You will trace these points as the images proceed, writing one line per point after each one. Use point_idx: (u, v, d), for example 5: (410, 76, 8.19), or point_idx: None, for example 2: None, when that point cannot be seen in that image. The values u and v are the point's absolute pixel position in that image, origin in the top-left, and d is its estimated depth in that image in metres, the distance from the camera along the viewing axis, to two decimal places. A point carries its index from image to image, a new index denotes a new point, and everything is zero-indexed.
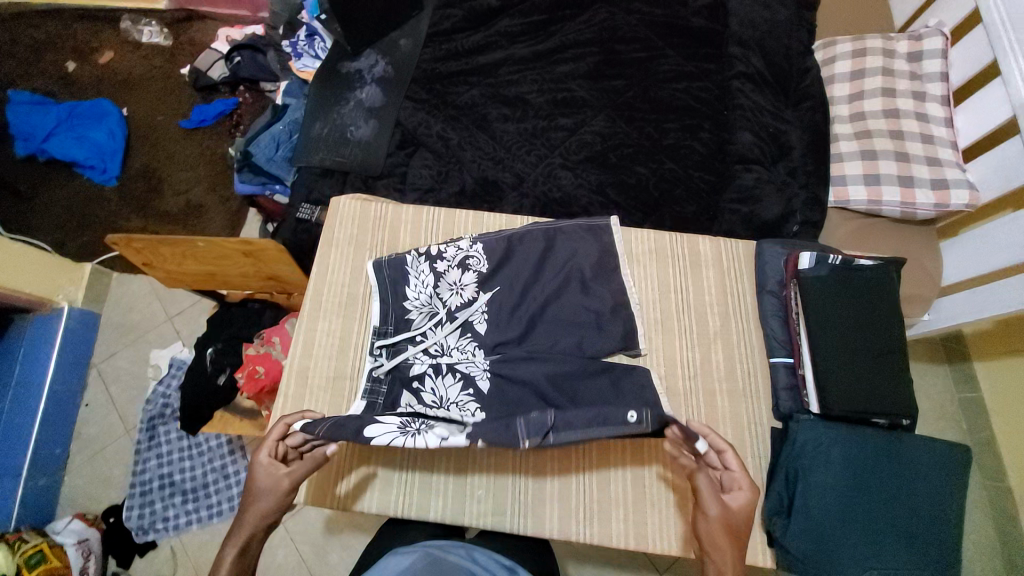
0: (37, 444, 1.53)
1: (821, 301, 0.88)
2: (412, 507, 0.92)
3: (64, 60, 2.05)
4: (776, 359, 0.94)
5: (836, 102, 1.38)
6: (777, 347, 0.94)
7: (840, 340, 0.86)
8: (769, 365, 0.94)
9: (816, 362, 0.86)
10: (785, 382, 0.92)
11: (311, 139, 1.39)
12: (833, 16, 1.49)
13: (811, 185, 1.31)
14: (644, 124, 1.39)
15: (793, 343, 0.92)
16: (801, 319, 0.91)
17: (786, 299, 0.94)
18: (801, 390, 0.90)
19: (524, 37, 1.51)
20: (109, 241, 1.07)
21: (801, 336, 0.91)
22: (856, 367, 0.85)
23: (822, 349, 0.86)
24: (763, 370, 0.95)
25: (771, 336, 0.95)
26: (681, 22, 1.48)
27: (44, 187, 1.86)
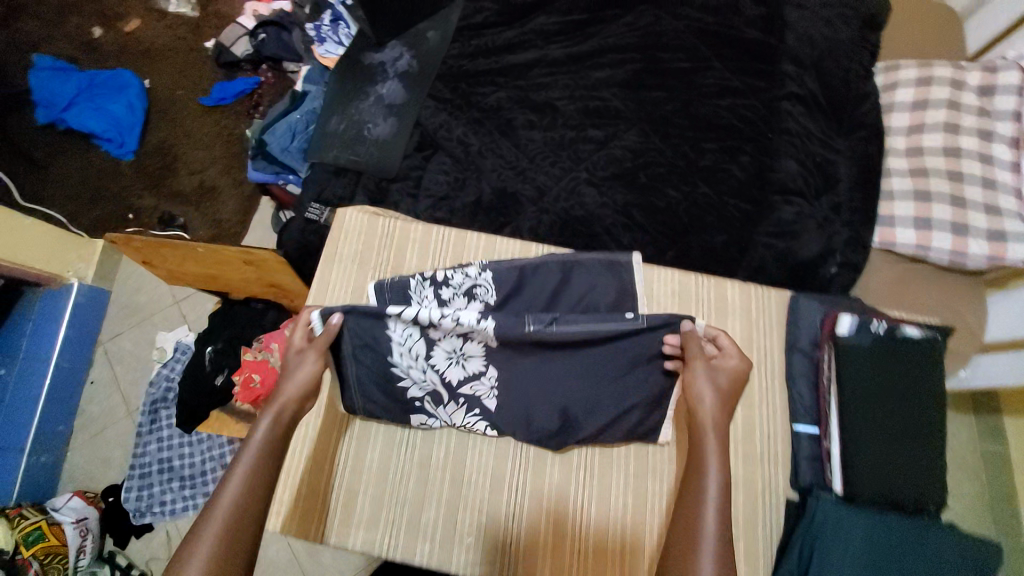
0: (41, 418, 1.54)
1: (858, 367, 0.83)
2: (396, 549, 0.88)
3: (89, 25, 1.98)
4: (800, 427, 0.87)
5: (892, 133, 1.26)
6: (803, 414, 0.87)
7: (870, 419, 0.80)
8: (793, 433, 0.87)
9: (844, 439, 0.81)
10: (809, 453, 0.85)
11: (327, 134, 1.33)
12: (901, 35, 1.36)
13: (855, 224, 1.21)
14: (680, 142, 1.29)
15: (821, 411, 0.86)
16: (832, 385, 0.86)
17: (818, 362, 0.89)
18: (826, 464, 0.84)
19: (560, 37, 1.41)
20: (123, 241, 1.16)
21: (830, 404, 0.86)
22: (885, 452, 0.79)
23: (854, 428, 0.81)
24: (784, 436, 0.88)
25: (797, 399, 0.89)
26: (732, 32, 1.37)
27: (61, 157, 1.84)
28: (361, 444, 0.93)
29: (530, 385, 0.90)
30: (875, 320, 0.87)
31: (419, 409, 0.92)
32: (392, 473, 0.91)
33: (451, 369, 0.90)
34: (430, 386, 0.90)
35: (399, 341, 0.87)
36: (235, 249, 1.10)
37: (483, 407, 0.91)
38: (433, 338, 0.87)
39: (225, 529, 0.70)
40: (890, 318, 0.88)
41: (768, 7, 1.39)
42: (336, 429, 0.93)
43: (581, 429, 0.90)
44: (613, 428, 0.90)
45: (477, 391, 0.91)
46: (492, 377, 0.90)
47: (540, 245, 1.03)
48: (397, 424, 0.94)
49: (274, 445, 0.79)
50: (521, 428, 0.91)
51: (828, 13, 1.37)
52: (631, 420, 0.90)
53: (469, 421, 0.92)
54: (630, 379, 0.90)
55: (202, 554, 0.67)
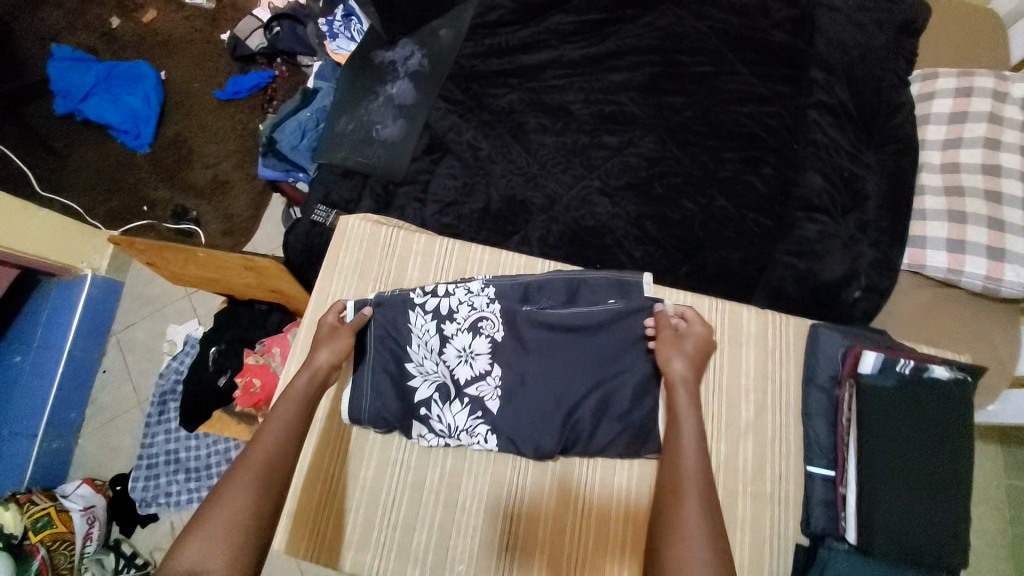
0: (54, 406, 1.56)
1: (879, 412, 0.77)
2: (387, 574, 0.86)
3: (108, 16, 1.98)
4: (815, 469, 0.84)
5: (927, 147, 1.19)
6: (819, 455, 0.84)
7: (894, 471, 0.75)
8: (807, 473, 0.85)
9: (864, 489, 0.76)
10: (823, 496, 0.83)
11: (336, 134, 1.31)
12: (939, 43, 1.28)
13: (882, 245, 1.15)
14: (698, 151, 1.23)
15: (838, 455, 0.83)
16: (852, 426, 0.82)
17: (838, 401, 0.85)
18: (840, 512, 0.80)
19: (576, 37, 1.36)
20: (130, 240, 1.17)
21: (849, 448, 0.81)
22: (909, 507, 0.74)
23: (874, 478, 0.75)
24: (798, 476, 0.86)
25: (813, 438, 0.86)
26: (759, 35, 1.30)
27: (79, 148, 1.85)
28: (355, 465, 0.90)
29: (534, 385, 0.91)
30: (898, 358, 0.81)
31: (424, 410, 0.91)
32: (384, 498, 0.89)
33: (460, 367, 0.93)
34: (439, 380, 0.93)
35: (416, 335, 0.94)
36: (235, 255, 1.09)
37: (485, 410, 0.91)
38: (447, 333, 0.94)
39: (261, 469, 0.73)
40: (915, 357, 0.82)
41: (798, 8, 1.31)
42: (335, 455, 0.91)
43: (582, 416, 0.89)
44: (609, 415, 0.90)
45: (483, 392, 0.92)
46: (497, 377, 0.93)
47: (546, 260, 1.04)
48: (392, 435, 0.92)
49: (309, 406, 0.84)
50: (524, 433, 0.89)
51: (864, 15, 1.29)
52: (626, 395, 0.90)
53: (471, 424, 0.91)
54: (625, 357, 0.92)
55: (239, 489, 0.70)
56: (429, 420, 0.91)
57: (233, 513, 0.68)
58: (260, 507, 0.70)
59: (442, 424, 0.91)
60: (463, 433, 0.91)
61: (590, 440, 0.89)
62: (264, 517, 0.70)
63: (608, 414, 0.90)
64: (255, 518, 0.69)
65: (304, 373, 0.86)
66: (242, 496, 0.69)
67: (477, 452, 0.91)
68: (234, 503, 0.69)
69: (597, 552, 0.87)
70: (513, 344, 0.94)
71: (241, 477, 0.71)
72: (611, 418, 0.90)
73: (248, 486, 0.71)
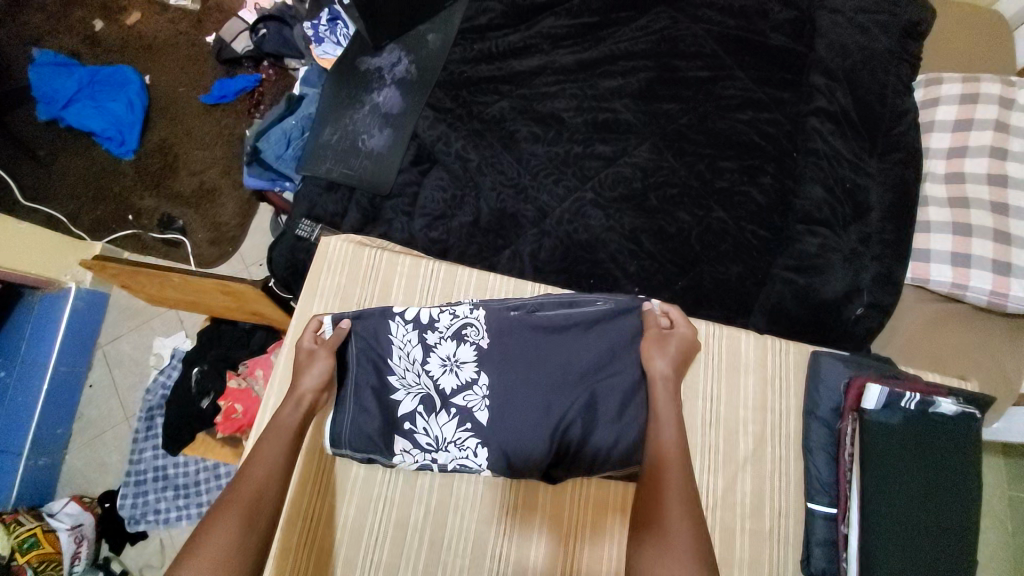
0: (40, 421, 1.47)
1: (884, 449, 0.77)
2: None
3: (91, 18, 1.86)
4: (816, 506, 0.83)
5: (930, 155, 1.15)
6: (821, 492, 0.83)
7: (892, 506, 0.76)
8: (808, 509, 0.84)
9: (864, 526, 0.76)
10: (822, 536, 0.82)
11: (320, 146, 1.27)
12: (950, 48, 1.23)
13: (886, 259, 1.11)
14: (695, 160, 1.19)
15: (840, 493, 0.81)
16: (854, 462, 0.80)
17: (839, 432, 0.84)
18: (840, 550, 0.79)
19: (568, 41, 1.31)
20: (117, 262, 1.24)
21: (852, 487, 0.80)
22: (908, 542, 0.75)
23: (873, 515, 0.76)
24: (798, 512, 0.85)
25: (815, 474, 0.85)
26: (757, 37, 1.25)
27: (62, 155, 1.74)
28: (339, 499, 0.88)
29: (520, 394, 0.86)
30: (904, 392, 0.81)
31: (408, 424, 0.87)
32: (366, 539, 0.86)
33: (445, 376, 0.88)
34: (422, 392, 0.88)
35: (398, 346, 0.90)
36: (212, 279, 1.13)
37: (474, 422, 0.86)
38: (430, 342, 0.90)
39: (248, 504, 0.67)
40: (919, 388, 0.82)
41: (798, 10, 1.27)
42: (319, 492, 0.87)
43: (572, 426, 0.84)
44: (598, 425, 0.85)
45: (470, 402, 0.86)
46: (485, 386, 0.87)
47: (537, 285, 1.04)
48: (376, 467, 0.89)
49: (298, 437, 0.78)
50: (513, 443, 0.84)
51: (865, 18, 1.25)
52: (615, 401, 0.86)
53: (459, 437, 0.85)
54: (614, 364, 0.88)
55: (224, 523, 0.64)
56: (413, 435, 0.86)
57: (216, 553, 0.61)
58: (246, 542, 0.63)
59: (428, 438, 0.86)
60: (451, 445, 0.85)
61: (582, 450, 0.84)
62: (249, 554, 0.63)
63: (597, 426, 0.85)
64: (242, 555, 0.62)
65: (292, 404, 0.81)
66: (226, 533, 0.63)
67: (465, 484, 0.89)
68: (219, 542, 0.62)
69: (596, 516, 0.88)
70: (500, 350, 0.89)
71: (228, 510, 0.65)
72: (602, 427, 0.85)
73: (235, 520, 0.64)
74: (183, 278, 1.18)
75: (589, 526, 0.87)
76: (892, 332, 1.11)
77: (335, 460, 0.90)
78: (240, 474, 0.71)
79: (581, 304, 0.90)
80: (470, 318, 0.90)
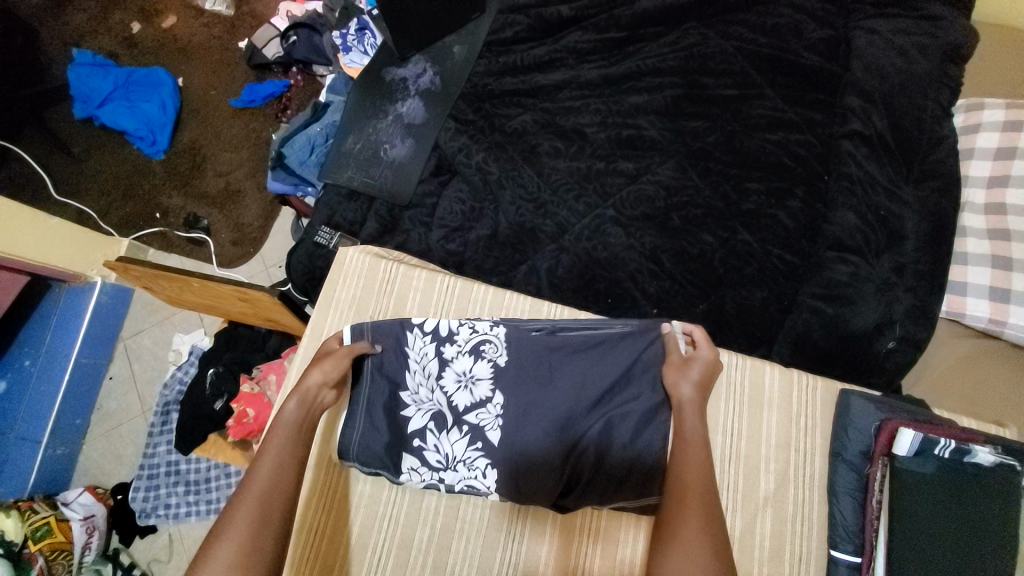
0: (60, 412, 1.50)
1: (917, 500, 0.73)
2: None
3: (131, 21, 1.92)
4: (839, 554, 0.80)
5: (970, 184, 1.09)
6: (844, 540, 0.80)
7: (924, 562, 0.71)
8: (830, 556, 0.80)
9: None
10: None
11: (342, 154, 1.27)
12: (1006, 62, 1.14)
13: (919, 291, 1.06)
14: (720, 180, 1.16)
15: (865, 543, 0.78)
16: (882, 511, 0.77)
17: (868, 479, 0.80)
18: None
19: (594, 56, 1.29)
20: (143, 266, 1.27)
21: (879, 536, 0.76)
22: None
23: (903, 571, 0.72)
24: (819, 559, 0.82)
25: (839, 520, 0.81)
26: (790, 56, 1.22)
27: (97, 152, 1.79)
28: (343, 519, 0.86)
29: (533, 415, 0.84)
30: (940, 436, 0.76)
31: (417, 441, 0.85)
32: (370, 557, 0.85)
33: (458, 393, 0.87)
34: (434, 409, 0.86)
35: (414, 360, 0.89)
36: (230, 286, 1.13)
37: (486, 441, 0.84)
38: (446, 356, 0.89)
39: (260, 499, 0.64)
40: (956, 434, 0.77)
41: (833, 29, 1.24)
42: (325, 508, 0.86)
43: (585, 447, 0.82)
44: (612, 450, 0.81)
45: (482, 420, 0.85)
46: (498, 406, 0.85)
47: (552, 304, 1.02)
48: (382, 487, 0.88)
49: (299, 426, 0.74)
50: (526, 462, 0.82)
51: (904, 40, 1.21)
52: (631, 423, 0.82)
53: (469, 456, 0.83)
54: (630, 386, 0.86)
55: (236, 525, 0.61)
56: (423, 452, 0.85)
57: (230, 555, 0.59)
58: (261, 540, 0.61)
59: (439, 455, 0.84)
60: (461, 464, 0.84)
61: (595, 475, 0.81)
62: (269, 551, 0.61)
63: (611, 452, 0.81)
64: (262, 553, 0.60)
65: (294, 397, 0.78)
66: (241, 531, 0.61)
67: (471, 507, 0.87)
68: (235, 543, 0.60)
69: (609, 526, 0.86)
70: (517, 368, 0.87)
71: (241, 510, 0.63)
72: (619, 447, 0.82)
73: (247, 521, 0.62)
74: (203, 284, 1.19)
75: (601, 533, 0.86)
76: (923, 368, 1.07)
77: (342, 477, 0.88)
78: (250, 468, 0.68)
79: (600, 326, 0.90)
80: (490, 334, 0.90)
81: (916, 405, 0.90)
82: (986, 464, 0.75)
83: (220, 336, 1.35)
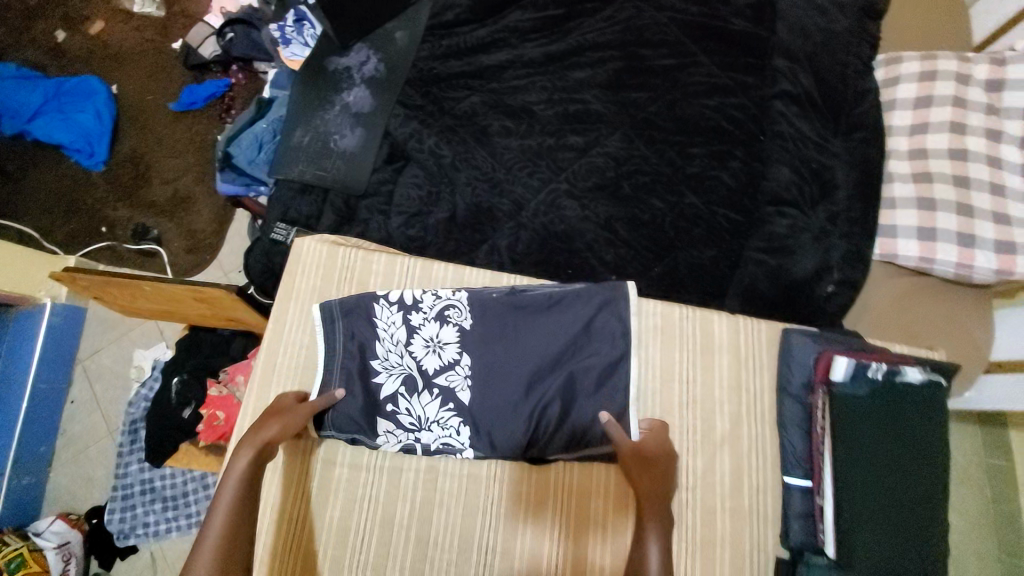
0: (21, 440, 1.45)
1: (854, 420, 0.80)
2: None
3: (54, 29, 1.82)
4: (791, 479, 0.86)
5: (893, 133, 1.17)
6: (795, 465, 0.86)
7: (867, 474, 0.78)
8: (784, 484, 0.86)
9: (836, 494, 0.78)
10: (800, 508, 0.84)
11: (291, 148, 1.26)
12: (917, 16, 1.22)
13: (854, 237, 1.13)
14: (665, 147, 1.20)
15: (814, 464, 0.84)
16: (825, 433, 0.83)
17: (811, 406, 0.87)
18: (817, 522, 0.82)
19: (536, 34, 1.31)
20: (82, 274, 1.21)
21: (824, 457, 0.83)
22: (884, 510, 0.77)
23: (849, 487, 0.78)
24: (775, 487, 0.87)
25: (789, 449, 0.87)
26: (720, 23, 1.27)
27: (32, 170, 1.71)
28: (322, 498, 0.86)
29: (499, 376, 0.88)
30: (872, 362, 0.83)
31: (391, 406, 0.88)
32: (353, 538, 0.84)
33: (428, 357, 0.89)
34: (404, 372, 0.89)
35: (382, 328, 0.91)
36: (182, 286, 1.10)
37: (457, 402, 0.87)
38: (414, 324, 0.91)
39: (218, 565, 0.64)
40: (886, 358, 0.85)
41: None
42: (300, 495, 0.86)
43: (551, 403, 0.86)
44: (576, 404, 0.87)
45: (452, 382, 0.88)
46: (466, 366, 0.89)
47: (512, 274, 1.04)
48: (359, 468, 0.87)
49: (253, 481, 0.73)
50: (497, 423, 0.86)
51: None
52: (592, 378, 0.88)
53: (442, 416, 0.87)
54: (588, 344, 0.89)
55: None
56: (396, 415, 0.87)
57: None
58: None
59: (412, 418, 0.87)
60: (434, 425, 0.87)
61: (560, 428, 0.86)
62: None
63: (574, 407, 0.87)
64: None
65: (247, 450, 0.75)
66: None
67: (448, 476, 0.87)
68: None
69: (581, 489, 0.86)
70: (482, 331, 0.90)
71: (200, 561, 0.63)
72: (581, 403, 0.87)
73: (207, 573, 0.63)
74: (153, 286, 1.15)
75: (576, 492, 0.86)
76: (863, 308, 1.13)
77: (316, 464, 0.87)
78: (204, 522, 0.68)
79: (558, 287, 0.92)
80: (454, 302, 0.91)
81: (854, 336, 0.97)
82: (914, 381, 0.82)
83: (182, 344, 1.32)
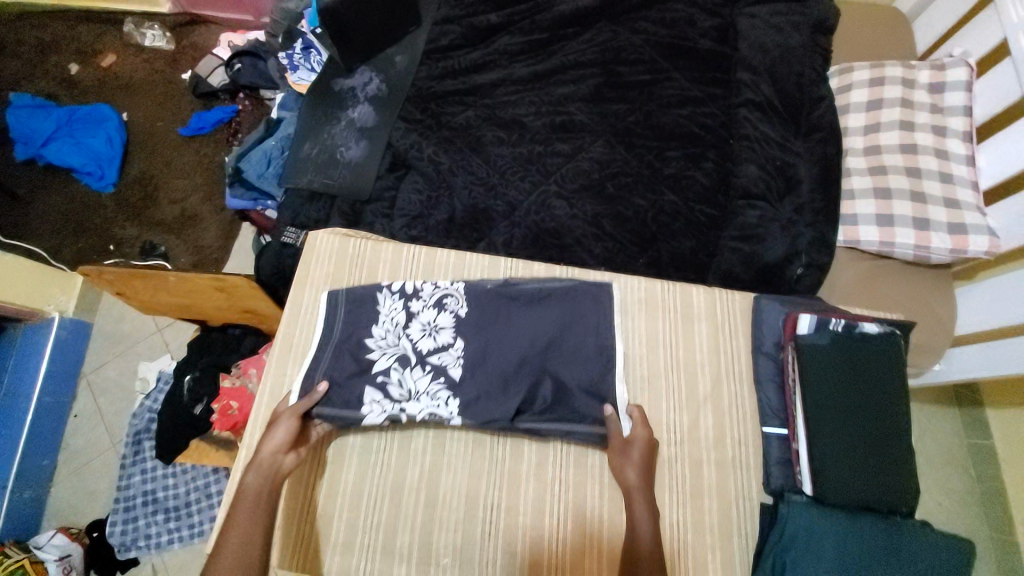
0: (25, 452, 1.47)
1: (819, 369, 0.88)
2: (376, 549, 0.87)
3: (67, 62, 1.94)
4: (769, 428, 0.94)
5: (850, 133, 1.30)
6: (771, 416, 0.94)
7: (836, 416, 0.86)
8: (763, 434, 0.94)
9: (811, 439, 0.86)
10: (779, 455, 0.92)
11: (300, 160, 1.37)
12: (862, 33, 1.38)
13: (818, 225, 1.24)
14: (644, 151, 1.33)
15: (787, 414, 0.92)
16: (796, 386, 0.91)
17: (783, 362, 0.96)
18: (794, 467, 0.89)
19: (523, 56, 1.45)
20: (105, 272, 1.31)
21: (796, 407, 0.91)
22: (853, 450, 0.84)
23: (820, 431, 0.86)
24: (756, 440, 0.95)
25: (766, 404, 0.95)
26: (688, 43, 1.42)
27: (42, 192, 1.78)
28: (336, 467, 0.92)
29: (493, 347, 0.96)
30: (832, 318, 0.93)
31: (382, 377, 0.93)
32: (365, 502, 0.90)
33: (423, 340, 0.96)
34: (398, 352, 0.95)
35: (384, 314, 0.99)
36: (207, 276, 1.21)
37: (448, 376, 0.93)
38: (413, 310, 0.99)
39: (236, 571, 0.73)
40: (847, 317, 0.94)
41: (721, 18, 1.45)
42: (314, 468, 0.92)
43: (540, 372, 0.94)
44: (562, 373, 0.94)
45: (443, 361, 0.94)
46: (459, 348, 0.95)
47: (507, 259, 1.13)
48: (369, 440, 0.94)
49: (258, 499, 0.80)
50: (484, 395, 0.92)
51: (780, 19, 1.42)
52: (579, 356, 0.95)
53: (432, 389, 0.92)
54: (576, 326, 0.98)
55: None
56: (386, 386, 0.92)
57: None
58: None
59: (401, 389, 0.92)
60: (423, 396, 0.92)
61: (539, 396, 0.92)
62: None
63: (563, 373, 0.94)
64: None
65: (253, 469, 0.83)
66: None
67: (455, 441, 0.93)
68: None
69: (579, 454, 0.93)
70: (477, 313, 0.98)
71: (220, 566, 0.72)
72: (567, 371, 0.94)
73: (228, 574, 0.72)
74: (176, 279, 1.25)
75: (574, 455, 0.93)
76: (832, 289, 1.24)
77: (330, 445, 0.94)
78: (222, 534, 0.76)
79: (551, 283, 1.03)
80: (452, 289, 1.00)
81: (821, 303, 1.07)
82: (874, 333, 0.90)
83: (193, 348, 1.38)
